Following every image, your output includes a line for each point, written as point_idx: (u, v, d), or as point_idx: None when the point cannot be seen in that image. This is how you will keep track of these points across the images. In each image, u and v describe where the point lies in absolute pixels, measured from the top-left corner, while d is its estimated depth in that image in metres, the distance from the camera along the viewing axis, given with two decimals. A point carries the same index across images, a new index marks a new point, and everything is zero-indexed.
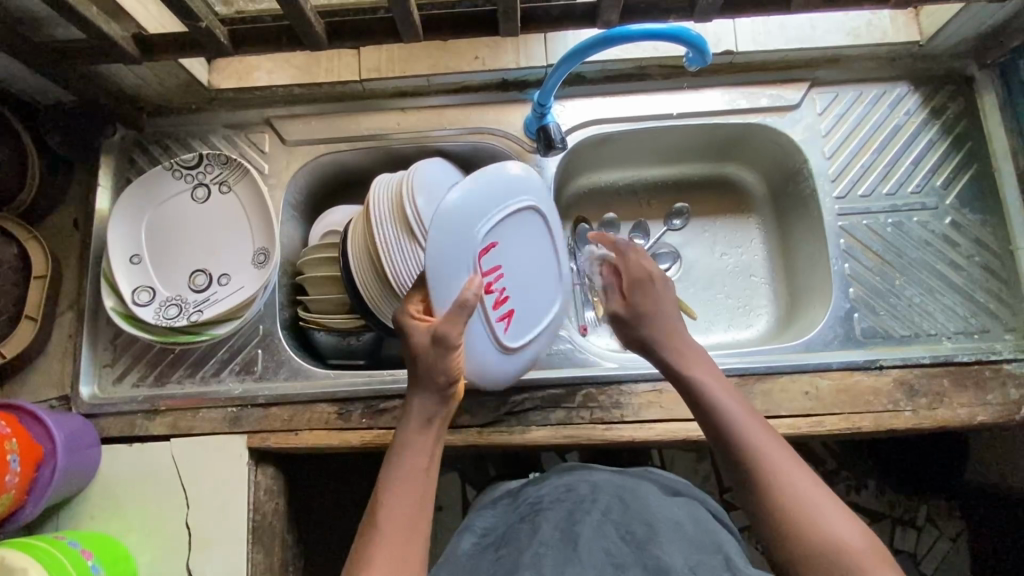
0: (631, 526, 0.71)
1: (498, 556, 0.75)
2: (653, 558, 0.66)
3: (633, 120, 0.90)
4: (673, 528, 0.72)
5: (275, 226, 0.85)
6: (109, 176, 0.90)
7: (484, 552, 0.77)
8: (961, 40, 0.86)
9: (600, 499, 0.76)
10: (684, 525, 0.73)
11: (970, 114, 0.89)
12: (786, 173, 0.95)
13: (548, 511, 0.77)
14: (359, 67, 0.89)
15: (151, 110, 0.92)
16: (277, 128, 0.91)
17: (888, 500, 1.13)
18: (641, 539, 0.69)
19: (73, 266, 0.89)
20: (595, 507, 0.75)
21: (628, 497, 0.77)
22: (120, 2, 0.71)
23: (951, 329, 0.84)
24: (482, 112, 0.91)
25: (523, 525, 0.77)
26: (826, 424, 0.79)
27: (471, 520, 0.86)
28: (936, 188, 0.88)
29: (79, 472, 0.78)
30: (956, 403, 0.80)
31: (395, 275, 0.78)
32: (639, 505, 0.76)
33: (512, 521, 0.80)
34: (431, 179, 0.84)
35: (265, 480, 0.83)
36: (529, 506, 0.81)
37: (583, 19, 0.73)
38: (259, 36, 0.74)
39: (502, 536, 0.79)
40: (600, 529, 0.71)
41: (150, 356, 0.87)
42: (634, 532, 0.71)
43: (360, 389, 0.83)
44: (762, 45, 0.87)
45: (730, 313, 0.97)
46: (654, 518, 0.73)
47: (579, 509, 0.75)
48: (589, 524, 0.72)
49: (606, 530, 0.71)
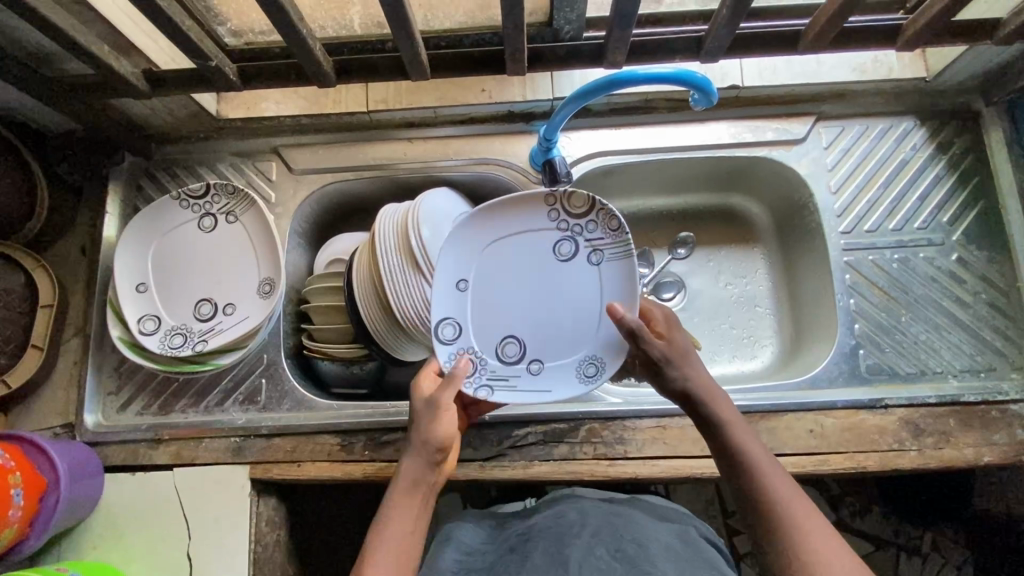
0: (619, 545, 0.73)
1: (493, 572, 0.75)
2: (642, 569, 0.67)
3: (639, 152, 0.91)
4: (664, 548, 0.73)
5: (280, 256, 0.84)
6: (117, 203, 0.91)
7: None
8: (967, 76, 0.86)
9: (589, 522, 0.77)
10: (672, 544, 0.75)
11: (977, 150, 0.89)
12: (792, 206, 0.95)
13: (538, 537, 0.77)
14: (367, 98, 0.90)
15: (159, 138, 0.93)
16: (284, 157, 0.92)
17: (892, 525, 1.12)
18: (630, 555, 0.71)
19: (80, 293, 0.90)
20: (583, 529, 0.76)
21: (616, 519, 0.78)
22: (131, 38, 0.72)
23: (957, 367, 0.83)
24: (488, 142, 0.91)
25: (513, 555, 0.77)
26: (830, 463, 0.78)
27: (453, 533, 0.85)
28: (942, 224, 0.88)
29: (83, 502, 0.79)
30: (962, 443, 0.79)
31: (402, 309, 0.77)
32: (629, 527, 0.76)
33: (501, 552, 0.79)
34: (433, 210, 0.82)
35: (267, 511, 0.84)
36: (517, 536, 0.81)
37: (590, 57, 0.75)
38: (269, 72, 0.75)
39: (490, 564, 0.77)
40: (589, 549, 0.73)
41: (154, 385, 0.87)
42: (624, 550, 0.72)
43: (364, 421, 0.83)
44: (768, 80, 0.87)
45: (735, 344, 0.96)
46: (644, 538, 0.74)
47: (568, 533, 0.76)
48: (579, 544, 0.73)
49: (596, 550, 0.72)
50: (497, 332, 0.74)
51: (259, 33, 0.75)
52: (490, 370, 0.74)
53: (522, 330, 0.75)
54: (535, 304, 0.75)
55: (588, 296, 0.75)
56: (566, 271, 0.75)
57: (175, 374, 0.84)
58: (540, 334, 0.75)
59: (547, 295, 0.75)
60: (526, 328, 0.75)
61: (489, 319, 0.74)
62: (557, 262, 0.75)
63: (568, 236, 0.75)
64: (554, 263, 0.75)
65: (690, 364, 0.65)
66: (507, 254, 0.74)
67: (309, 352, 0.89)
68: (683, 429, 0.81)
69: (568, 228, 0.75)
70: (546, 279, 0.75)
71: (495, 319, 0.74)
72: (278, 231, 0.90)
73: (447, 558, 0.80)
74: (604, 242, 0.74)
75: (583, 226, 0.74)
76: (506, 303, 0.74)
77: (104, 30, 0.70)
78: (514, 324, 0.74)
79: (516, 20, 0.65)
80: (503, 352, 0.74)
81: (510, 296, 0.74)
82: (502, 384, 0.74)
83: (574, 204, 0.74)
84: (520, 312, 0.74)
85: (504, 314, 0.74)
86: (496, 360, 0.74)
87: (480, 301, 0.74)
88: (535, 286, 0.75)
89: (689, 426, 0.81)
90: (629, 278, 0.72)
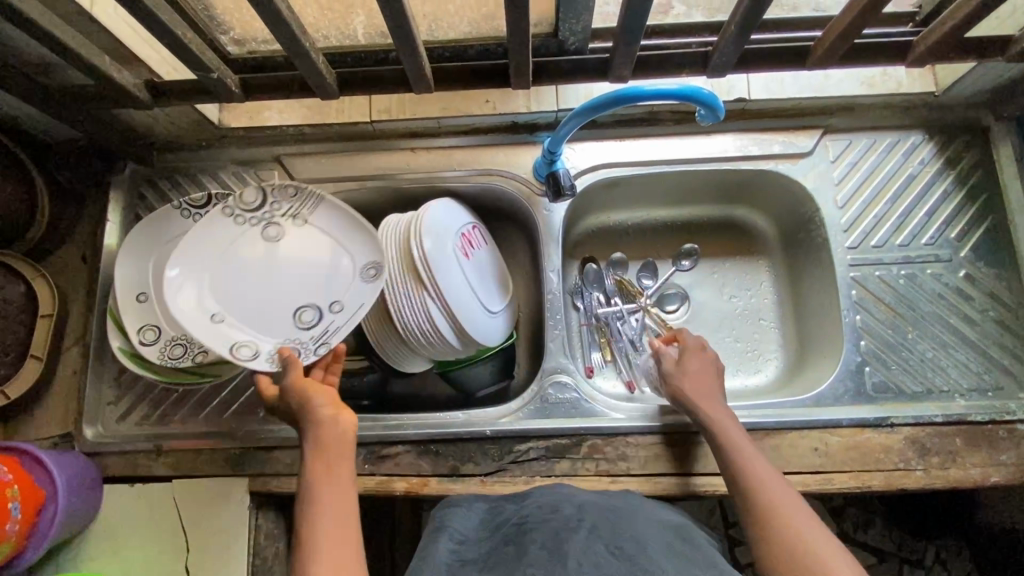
0: (619, 542, 0.59)
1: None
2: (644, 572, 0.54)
3: (644, 164, 0.90)
4: (666, 548, 0.60)
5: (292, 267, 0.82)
6: (119, 211, 0.90)
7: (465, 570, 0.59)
8: (976, 91, 0.85)
9: (587, 518, 0.63)
10: (674, 544, 0.61)
11: (986, 165, 0.88)
12: (798, 219, 0.94)
13: (534, 531, 0.62)
14: (370, 109, 0.90)
15: (161, 146, 0.92)
16: (286, 166, 0.91)
17: (897, 539, 1.10)
18: (632, 556, 0.57)
19: (80, 301, 0.90)
20: (582, 525, 0.61)
21: (614, 518, 0.64)
22: (133, 49, 0.71)
23: (965, 386, 0.82)
24: (492, 153, 0.91)
25: (509, 547, 0.61)
26: (835, 482, 0.78)
27: (445, 522, 0.69)
28: (950, 240, 0.87)
29: (81, 513, 0.78)
30: (969, 463, 0.78)
31: (402, 321, 0.78)
32: (629, 524, 0.63)
33: (498, 541, 0.63)
34: (438, 221, 0.81)
35: (267, 523, 0.83)
36: (514, 527, 0.65)
37: (595, 72, 0.75)
38: (273, 84, 0.75)
39: (484, 555, 0.62)
40: (588, 547, 0.57)
41: (154, 396, 0.86)
42: (624, 548, 0.58)
43: (365, 435, 0.82)
44: (775, 93, 0.86)
45: (739, 358, 0.95)
46: (645, 536, 0.61)
47: (564, 529, 0.61)
48: (578, 543, 0.58)
49: (595, 548, 0.58)
50: (254, 328, 0.76)
51: (260, 42, 0.74)
52: (306, 341, 0.77)
53: (309, 298, 0.78)
54: (314, 275, 0.79)
55: (296, 261, 0.79)
56: (312, 238, 0.80)
57: (177, 385, 0.83)
58: (331, 289, 0.79)
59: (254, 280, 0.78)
60: (295, 301, 0.78)
61: (228, 319, 0.75)
62: (268, 241, 0.79)
63: (274, 220, 0.79)
64: (263, 248, 0.78)
65: (706, 383, 0.77)
66: (240, 260, 0.77)
67: None
68: (687, 446, 0.80)
69: (273, 209, 0.79)
70: (283, 261, 0.79)
71: (257, 304, 0.77)
72: None
73: (442, 548, 0.64)
74: (292, 210, 0.79)
75: (310, 203, 0.79)
76: (244, 294, 0.76)
77: (107, 42, 0.69)
78: (303, 295, 0.78)
79: (520, 36, 0.64)
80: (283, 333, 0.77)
81: (268, 280, 0.78)
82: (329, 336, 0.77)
83: (247, 200, 0.78)
84: (302, 285, 0.79)
85: (252, 300, 0.77)
86: (298, 329, 0.77)
87: (244, 317, 0.76)
88: (252, 279, 0.77)
89: (693, 444, 0.80)
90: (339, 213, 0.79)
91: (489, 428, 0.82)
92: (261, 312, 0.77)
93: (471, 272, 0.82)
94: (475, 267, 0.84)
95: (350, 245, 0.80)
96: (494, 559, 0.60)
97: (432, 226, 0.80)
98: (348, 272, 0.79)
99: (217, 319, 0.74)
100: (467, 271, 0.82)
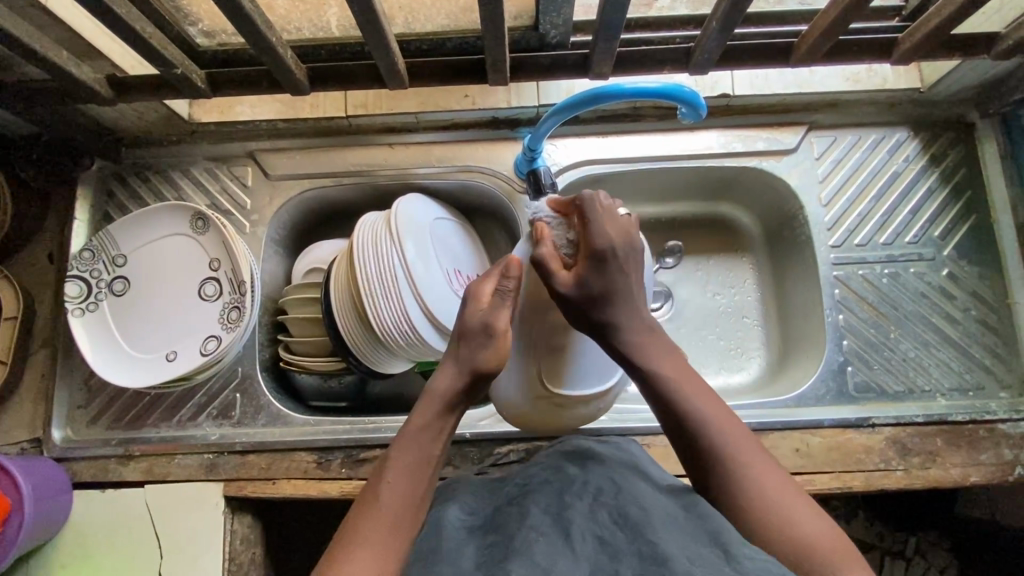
0: (624, 508, 0.51)
1: (489, 543, 0.51)
2: (648, 548, 0.46)
3: (627, 161, 0.88)
4: (668, 514, 0.52)
5: (212, 233, 0.81)
6: (85, 210, 0.87)
7: (469, 538, 0.52)
8: (962, 88, 0.84)
9: (592, 480, 0.56)
10: (676, 509, 0.53)
11: (969, 162, 0.87)
12: (783, 217, 0.92)
13: (534, 494, 0.55)
14: (345, 102, 0.86)
15: (130, 142, 0.89)
16: (260, 162, 0.88)
17: (877, 531, 1.02)
18: (638, 525, 0.49)
19: (47, 302, 0.88)
20: (585, 489, 0.54)
21: (620, 477, 0.57)
22: (92, 42, 0.69)
23: (946, 386, 0.83)
24: (472, 149, 0.89)
25: (511, 510, 0.54)
26: (816, 483, 0.77)
27: (448, 495, 0.61)
28: (933, 239, 0.86)
29: (49, 522, 0.76)
30: (949, 462, 0.78)
31: (380, 324, 0.72)
32: (634, 486, 0.55)
33: (501, 503, 0.57)
34: (567, 235, 0.64)
35: (242, 528, 0.82)
36: (515, 487, 0.58)
37: (575, 68, 0.73)
38: (239, 79, 0.72)
39: (491, 517, 0.55)
40: (592, 519, 0.50)
41: (125, 399, 0.84)
42: (629, 517, 0.50)
43: (341, 438, 0.81)
44: (760, 88, 0.84)
45: (722, 356, 0.94)
46: (648, 499, 0.53)
47: (567, 491, 0.54)
48: (581, 513, 0.51)
49: (599, 519, 0.51)
50: (197, 334, 0.80)
51: (231, 33, 0.71)
52: (230, 297, 0.80)
53: (191, 286, 0.82)
54: (189, 262, 0.82)
55: (156, 282, 0.82)
56: (148, 254, 0.82)
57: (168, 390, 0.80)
58: (193, 267, 0.82)
59: (149, 320, 0.81)
60: (188, 296, 0.81)
61: (178, 345, 0.80)
62: (120, 298, 0.81)
63: (113, 275, 0.81)
64: (122, 301, 0.81)
65: (631, 306, 0.61)
66: (131, 329, 0.80)
67: (286, 365, 0.86)
68: (668, 447, 0.80)
69: (96, 276, 0.81)
70: (155, 295, 0.82)
71: (170, 331, 0.80)
72: (253, 239, 0.88)
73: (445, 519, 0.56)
74: (114, 262, 0.82)
75: (106, 239, 0.81)
76: (148, 342, 0.80)
77: (64, 34, 0.67)
78: (188, 290, 0.82)
79: (497, 31, 0.62)
80: (216, 315, 0.81)
81: (155, 317, 0.81)
82: (231, 290, 0.80)
83: (72, 292, 0.79)
84: (185, 286, 0.82)
85: (169, 329, 0.80)
86: (215, 303, 0.81)
87: (174, 340, 0.80)
88: (154, 325, 0.80)
89: None
90: (137, 222, 0.82)
91: (469, 430, 0.81)
92: (189, 321, 0.81)
93: (544, 320, 0.65)
94: (558, 317, 0.65)
95: (176, 225, 0.82)
96: (497, 525, 0.53)
97: (546, 228, 0.64)
98: (194, 241, 0.82)
99: (173, 357, 0.79)
100: (540, 313, 0.65)
